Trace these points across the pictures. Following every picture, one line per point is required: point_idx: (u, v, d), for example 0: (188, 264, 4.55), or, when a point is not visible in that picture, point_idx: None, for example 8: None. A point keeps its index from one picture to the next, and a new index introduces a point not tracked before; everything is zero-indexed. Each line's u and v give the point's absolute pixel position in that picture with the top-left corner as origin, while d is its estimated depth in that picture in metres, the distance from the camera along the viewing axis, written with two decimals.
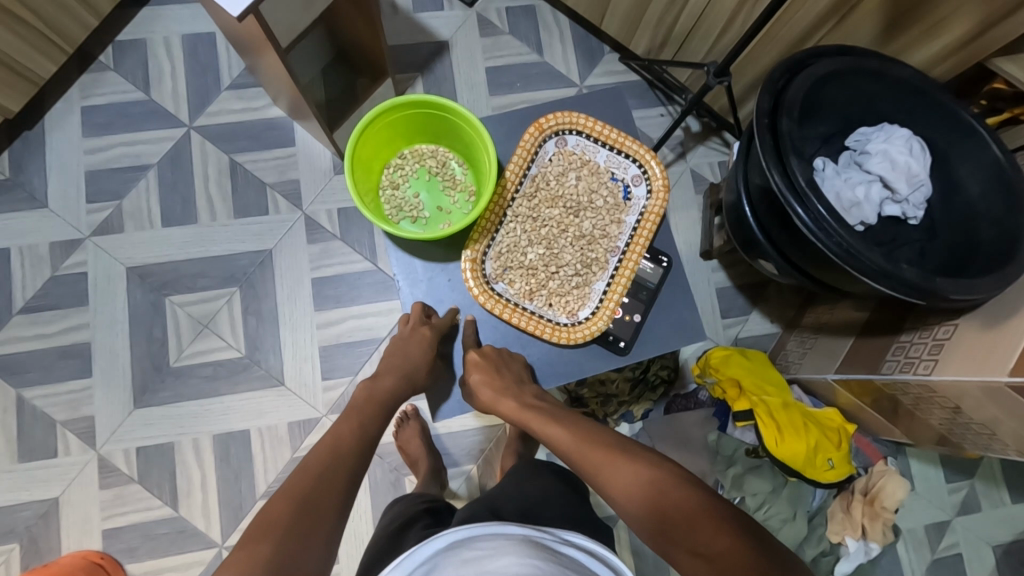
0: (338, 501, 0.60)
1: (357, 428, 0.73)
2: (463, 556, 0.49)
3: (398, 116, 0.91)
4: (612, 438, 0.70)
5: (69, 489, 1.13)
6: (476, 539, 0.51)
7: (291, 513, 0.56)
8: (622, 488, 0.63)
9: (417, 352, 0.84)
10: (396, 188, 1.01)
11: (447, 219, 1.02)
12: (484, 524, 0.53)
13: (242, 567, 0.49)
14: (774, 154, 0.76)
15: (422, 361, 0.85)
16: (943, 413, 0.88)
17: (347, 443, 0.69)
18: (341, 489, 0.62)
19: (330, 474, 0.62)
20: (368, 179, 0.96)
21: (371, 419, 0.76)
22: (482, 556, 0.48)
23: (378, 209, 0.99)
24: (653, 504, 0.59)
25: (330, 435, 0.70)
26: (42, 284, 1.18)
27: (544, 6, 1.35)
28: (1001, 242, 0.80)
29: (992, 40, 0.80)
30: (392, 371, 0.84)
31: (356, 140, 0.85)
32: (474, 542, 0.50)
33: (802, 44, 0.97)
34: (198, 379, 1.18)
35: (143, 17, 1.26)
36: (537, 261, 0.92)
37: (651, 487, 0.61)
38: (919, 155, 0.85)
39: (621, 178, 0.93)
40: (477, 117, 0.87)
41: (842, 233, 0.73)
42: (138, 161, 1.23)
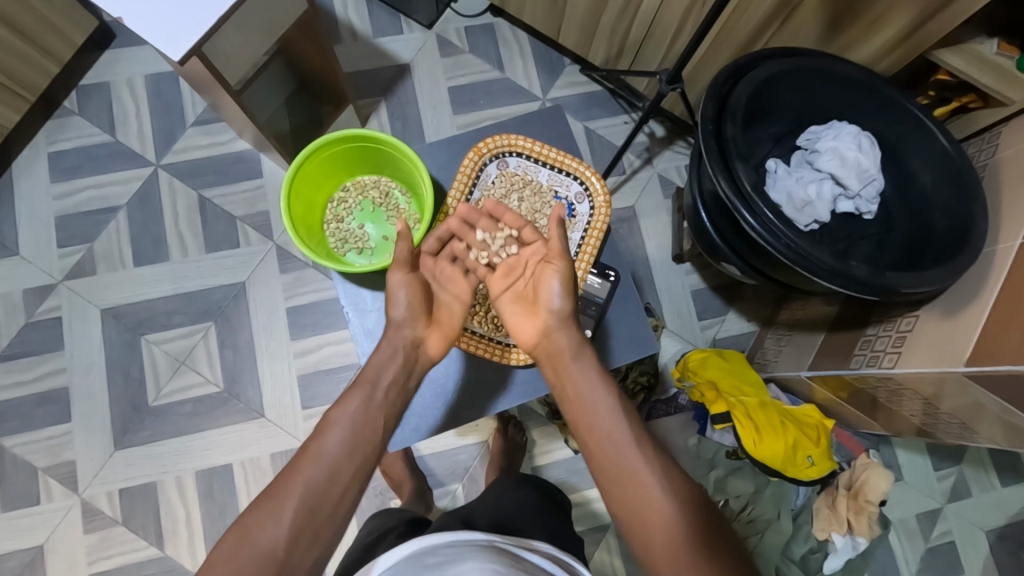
0: (290, 549, 0.53)
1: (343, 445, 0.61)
2: (424, 560, 0.48)
3: (334, 151, 0.93)
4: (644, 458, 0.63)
5: (53, 536, 1.12)
6: (436, 545, 0.49)
7: (234, 554, 0.51)
8: (648, 518, 0.59)
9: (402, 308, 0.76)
10: (340, 221, 1.02)
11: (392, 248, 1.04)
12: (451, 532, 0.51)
13: None
14: (720, 160, 0.77)
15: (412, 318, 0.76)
16: (914, 404, 0.88)
17: (323, 448, 0.60)
18: (297, 535, 0.54)
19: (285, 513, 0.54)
20: (309, 215, 0.97)
21: (367, 427, 0.64)
22: (445, 558, 0.48)
23: (322, 243, 1.00)
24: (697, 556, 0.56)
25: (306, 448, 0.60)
26: (17, 331, 1.19)
27: (502, 23, 1.37)
28: (954, 231, 0.80)
29: (929, 33, 0.81)
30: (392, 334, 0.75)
31: (290, 180, 0.87)
32: (434, 549, 0.49)
33: (751, 47, 0.98)
34: (178, 416, 1.18)
35: (105, 61, 1.28)
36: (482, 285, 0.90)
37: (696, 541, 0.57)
38: (868, 150, 0.87)
39: (564, 196, 0.93)
40: (410, 148, 0.88)
41: (790, 234, 0.74)
42: (107, 202, 1.24)
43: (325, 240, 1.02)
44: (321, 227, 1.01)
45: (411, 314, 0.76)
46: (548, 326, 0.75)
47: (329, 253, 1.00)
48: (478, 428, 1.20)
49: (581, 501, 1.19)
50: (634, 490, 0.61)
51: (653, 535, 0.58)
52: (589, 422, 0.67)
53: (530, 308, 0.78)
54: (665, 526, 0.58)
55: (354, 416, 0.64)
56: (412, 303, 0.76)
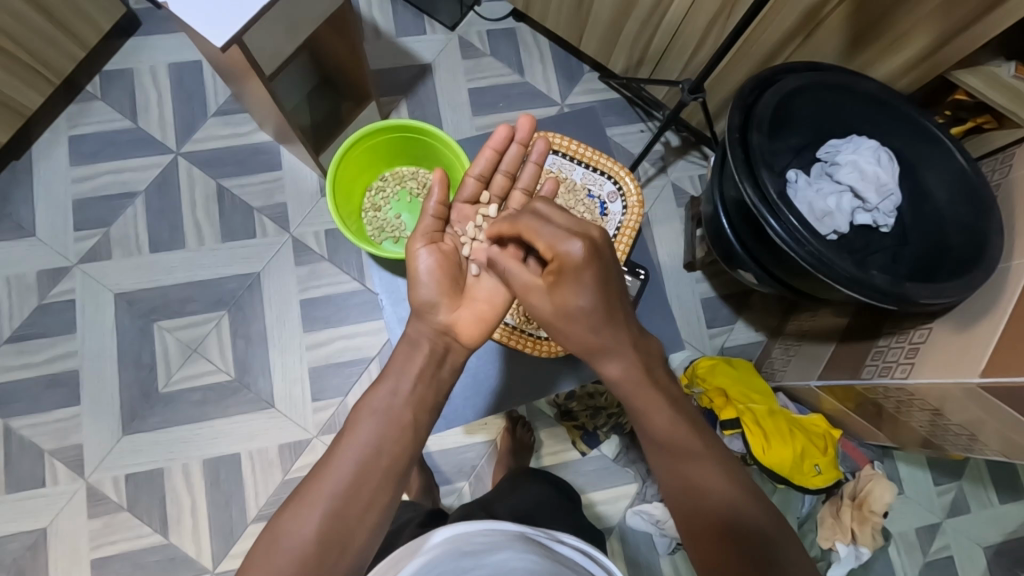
0: (318, 553, 0.54)
1: (372, 453, 0.61)
2: (461, 547, 0.47)
3: (377, 141, 0.96)
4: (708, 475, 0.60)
5: (57, 520, 1.11)
6: (474, 532, 0.48)
7: (265, 553, 0.54)
8: (717, 538, 0.56)
9: (433, 291, 0.76)
10: (378, 210, 1.03)
11: None
12: (487, 520, 0.48)
13: None
14: (746, 167, 0.79)
15: (440, 300, 0.76)
16: (923, 416, 0.89)
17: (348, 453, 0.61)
18: (327, 539, 0.55)
19: (318, 516, 0.56)
20: (349, 202, 0.99)
21: (395, 434, 0.64)
22: (483, 551, 0.47)
23: (360, 231, 1.01)
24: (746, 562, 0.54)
25: (336, 455, 0.61)
26: (29, 313, 1.18)
27: (524, 29, 1.39)
28: (970, 246, 0.82)
29: (948, 54, 0.83)
30: (426, 317, 0.75)
31: (336, 165, 0.89)
32: (471, 536, 0.47)
33: (772, 61, 1.00)
34: (187, 404, 1.17)
35: (129, 48, 1.29)
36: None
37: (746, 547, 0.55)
38: (887, 165, 0.89)
39: (597, 194, 0.95)
40: (453, 139, 0.92)
41: (814, 242, 0.75)
42: (125, 188, 1.24)
43: (362, 228, 1.03)
44: (359, 212, 1.03)
45: (438, 295, 0.76)
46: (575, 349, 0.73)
47: (367, 241, 1.01)
48: (487, 427, 1.21)
49: (588, 503, 1.19)
50: (703, 506, 0.58)
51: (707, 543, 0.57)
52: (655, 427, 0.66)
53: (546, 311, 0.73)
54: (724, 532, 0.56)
55: (383, 424, 0.64)
56: (436, 282, 0.77)
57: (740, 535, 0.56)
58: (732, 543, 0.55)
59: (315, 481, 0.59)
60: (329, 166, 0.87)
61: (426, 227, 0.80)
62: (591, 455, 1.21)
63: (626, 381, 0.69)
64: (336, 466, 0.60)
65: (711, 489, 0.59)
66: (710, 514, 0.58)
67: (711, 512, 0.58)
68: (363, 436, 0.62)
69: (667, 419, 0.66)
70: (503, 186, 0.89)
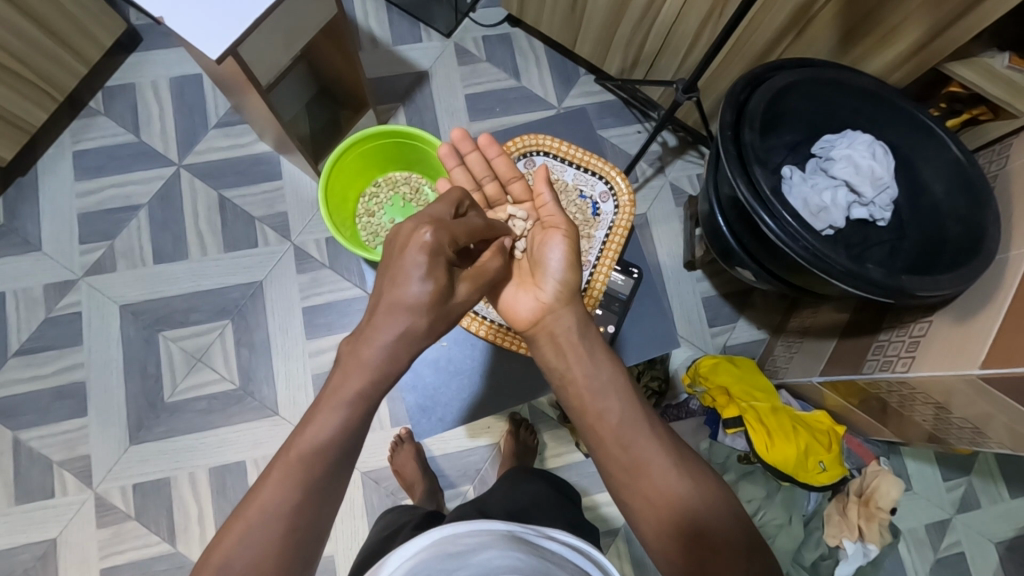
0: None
1: (323, 475, 0.51)
2: (447, 550, 0.46)
3: (367, 147, 0.97)
4: (644, 438, 0.62)
5: (66, 530, 1.13)
6: (460, 534, 0.47)
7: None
8: (662, 515, 0.58)
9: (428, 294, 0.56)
10: (372, 216, 1.05)
11: None
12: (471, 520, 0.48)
13: None
14: (739, 165, 0.79)
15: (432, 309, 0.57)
16: (927, 410, 0.89)
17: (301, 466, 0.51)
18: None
19: (251, 557, 0.47)
20: (344, 208, 1.00)
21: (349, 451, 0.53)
22: (468, 552, 0.46)
23: (355, 236, 1.03)
24: (673, 514, 0.58)
25: (285, 468, 0.51)
26: (36, 325, 1.20)
27: (519, 34, 1.40)
28: (968, 238, 0.82)
29: (941, 46, 0.83)
30: (381, 315, 0.56)
31: (328, 173, 0.90)
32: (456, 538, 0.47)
33: (765, 58, 1.01)
34: (193, 413, 1.18)
35: (131, 63, 1.31)
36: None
37: (673, 501, 0.58)
38: (882, 159, 0.88)
39: (588, 195, 0.96)
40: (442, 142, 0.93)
41: (808, 237, 0.76)
42: (129, 201, 1.26)
43: (356, 233, 1.04)
44: (353, 219, 1.04)
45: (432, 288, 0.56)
46: (553, 304, 0.72)
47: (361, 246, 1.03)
48: (490, 430, 1.21)
49: (593, 504, 1.19)
50: (647, 483, 0.60)
51: (640, 501, 0.60)
52: (594, 396, 0.65)
53: (525, 282, 0.76)
54: (657, 492, 0.59)
55: (336, 445, 0.52)
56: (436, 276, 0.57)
57: (684, 513, 0.58)
58: (673, 521, 0.58)
59: (244, 515, 0.49)
60: (322, 171, 0.88)
61: (445, 221, 0.61)
62: None
63: (567, 337, 0.69)
64: (294, 481, 0.50)
65: (648, 457, 0.61)
66: (650, 493, 0.59)
67: (652, 494, 0.59)
68: (307, 459, 0.51)
69: (613, 395, 0.65)
70: (482, 171, 0.87)
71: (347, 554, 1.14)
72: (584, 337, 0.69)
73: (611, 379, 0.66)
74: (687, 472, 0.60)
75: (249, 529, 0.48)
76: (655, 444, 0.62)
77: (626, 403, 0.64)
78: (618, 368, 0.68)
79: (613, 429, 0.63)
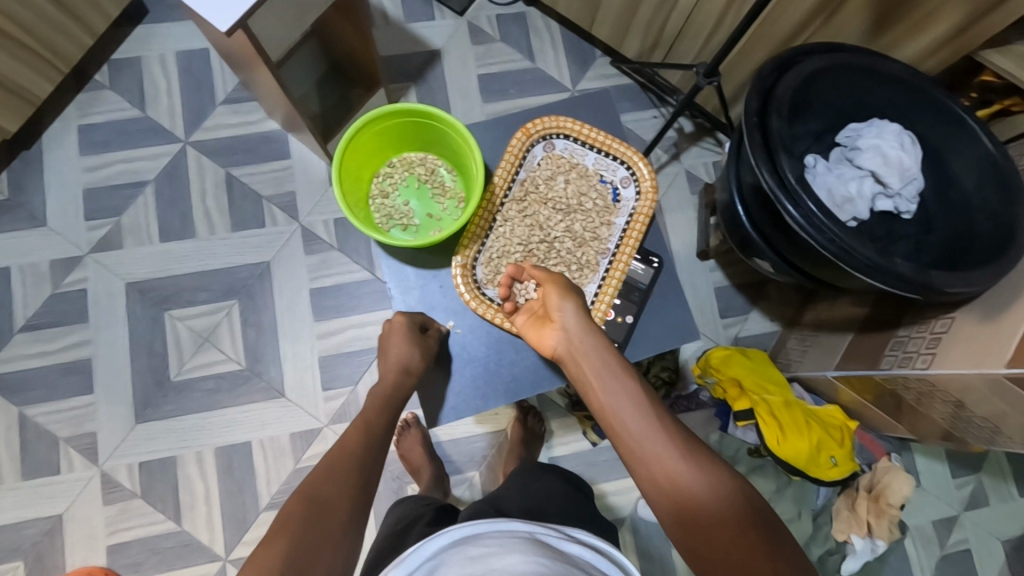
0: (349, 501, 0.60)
1: (363, 433, 0.71)
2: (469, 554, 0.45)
3: (384, 125, 0.94)
4: (650, 431, 0.62)
5: (73, 506, 1.13)
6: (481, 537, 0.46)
7: (302, 513, 0.56)
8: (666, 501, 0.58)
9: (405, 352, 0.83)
10: (386, 197, 1.03)
11: (436, 226, 1.05)
12: (491, 521, 0.48)
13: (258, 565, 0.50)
14: (764, 153, 0.77)
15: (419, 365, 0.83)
16: (945, 408, 0.87)
17: (353, 442, 0.69)
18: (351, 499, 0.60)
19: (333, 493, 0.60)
20: (357, 188, 0.98)
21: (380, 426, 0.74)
22: (490, 556, 0.44)
23: (368, 217, 1.01)
24: (685, 507, 0.57)
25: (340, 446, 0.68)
26: (43, 301, 1.19)
27: (535, 13, 1.36)
28: (997, 233, 0.80)
29: (977, 33, 0.80)
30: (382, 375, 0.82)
31: (343, 152, 0.88)
32: (478, 538, 0.46)
33: (792, 42, 0.97)
34: (199, 393, 1.18)
35: (138, 36, 1.28)
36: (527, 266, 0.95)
37: (683, 491, 0.57)
38: (911, 150, 0.86)
39: (609, 180, 0.94)
40: (462, 123, 0.89)
41: (835, 229, 0.73)
42: (136, 177, 1.24)
43: (370, 215, 1.03)
44: (367, 200, 1.03)
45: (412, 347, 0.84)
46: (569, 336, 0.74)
47: (374, 227, 1.01)
48: (497, 417, 1.20)
49: (599, 494, 1.18)
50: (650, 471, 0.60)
51: (655, 495, 0.59)
52: (606, 399, 0.67)
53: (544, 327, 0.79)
54: (668, 485, 0.58)
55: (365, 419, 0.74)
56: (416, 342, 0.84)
57: (688, 502, 0.57)
58: (680, 510, 0.57)
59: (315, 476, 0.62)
60: (337, 150, 0.86)
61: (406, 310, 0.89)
62: (602, 445, 1.20)
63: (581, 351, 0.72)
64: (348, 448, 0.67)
65: (655, 452, 0.60)
66: (659, 481, 0.59)
67: (660, 484, 0.59)
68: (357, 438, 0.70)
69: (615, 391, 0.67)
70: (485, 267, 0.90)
71: None
72: (594, 348, 0.71)
73: (620, 379, 0.68)
74: (692, 458, 0.59)
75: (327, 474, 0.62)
76: (658, 433, 0.61)
77: (634, 397, 0.65)
78: (629, 368, 0.69)
79: (618, 424, 0.64)
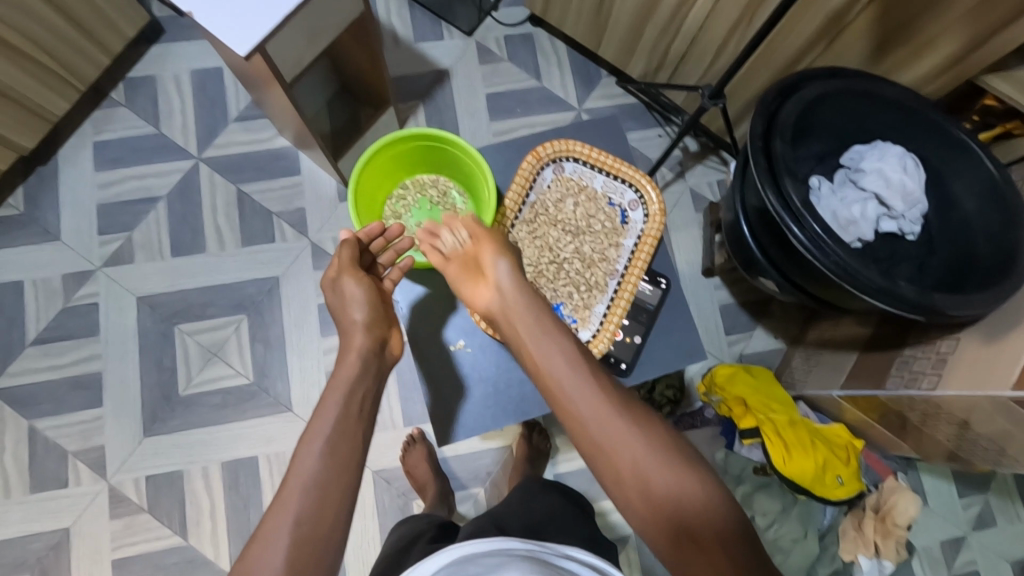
0: (340, 455, 0.59)
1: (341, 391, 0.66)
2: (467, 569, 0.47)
3: (397, 149, 0.96)
4: (589, 391, 0.61)
5: (80, 520, 1.13)
6: (479, 554, 0.48)
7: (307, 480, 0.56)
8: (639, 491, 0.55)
9: (360, 311, 0.77)
10: (398, 219, 1.03)
11: None
12: (486, 540, 0.49)
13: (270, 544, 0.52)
14: (769, 176, 0.78)
15: (376, 321, 0.78)
16: (951, 429, 0.87)
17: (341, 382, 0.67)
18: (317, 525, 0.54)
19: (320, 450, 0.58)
20: (370, 209, 0.99)
21: (347, 438, 0.61)
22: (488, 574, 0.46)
23: None
24: (649, 495, 0.54)
25: (326, 394, 0.66)
26: (54, 316, 1.20)
27: (541, 34, 1.39)
28: (1000, 255, 0.80)
29: (977, 60, 0.82)
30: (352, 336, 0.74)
31: (357, 175, 0.90)
32: (478, 556, 0.47)
33: (794, 65, 0.99)
34: (207, 407, 1.19)
35: (153, 55, 1.31)
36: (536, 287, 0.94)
37: (640, 469, 0.55)
38: (914, 173, 0.87)
39: (617, 203, 0.95)
40: (474, 147, 0.91)
41: (839, 251, 0.74)
42: (148, 194, 1.26)
43: None
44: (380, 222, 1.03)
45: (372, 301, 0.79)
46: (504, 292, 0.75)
47: None
48: (503, 433, 1.20)
49: (605, 511, 1.18)
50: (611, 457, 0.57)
51: (615, 472, 0.56)
52: (549, 366, 0.65)
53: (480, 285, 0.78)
54: (624, 462, 0.56)
55: (328, 426, 0.61)
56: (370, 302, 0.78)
57: (646, 483, 0.55)
58: (642, 494, 0.55)
59: (310, 431, 0.61)
60: (351, 176, 0.87)
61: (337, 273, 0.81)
62: None
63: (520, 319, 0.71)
64: (339, 392, 0.65)
65: (602, 425, 0.58)
66: (615, 465, 0.56)
67: (614, 461, 0.57)
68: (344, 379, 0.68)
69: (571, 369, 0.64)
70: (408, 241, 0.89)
71: (356, 552, 1.14)
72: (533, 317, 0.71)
73: (564, 351, 0.66)
74: (637, 426, 0.58)
75: (278, 522, 0.53)
76: (603, 401, 0.60)
77: (569, 357, 0.65)
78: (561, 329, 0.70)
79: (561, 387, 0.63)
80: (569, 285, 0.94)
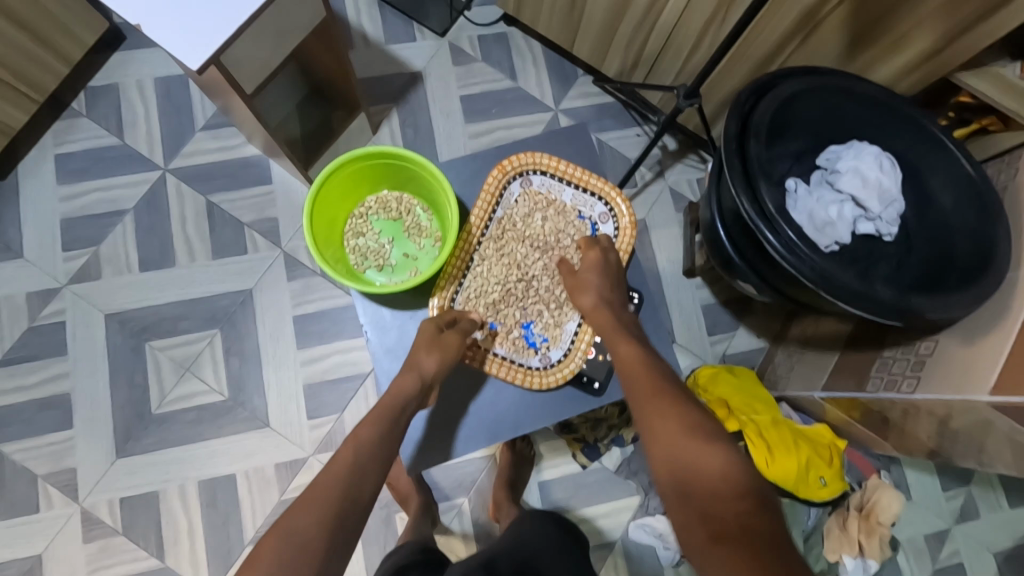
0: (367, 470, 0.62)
1: (378, 418, 0.69)
2: None
3: (355, 168, 0.93)
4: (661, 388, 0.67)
5: (53, 545, 1.10)
6: None
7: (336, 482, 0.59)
8: (674, 457, 0.58)
9: (433, 358, 0.78)
10: (362, 238, 1.02)
11: (413, 266, 1.04)
12: None
13: (290, 528, 0.54)
14: (743, 179, 0.76)
15: (442, 371, 0.78)
16: (931, 426, 0.86)
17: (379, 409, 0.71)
18: (335, 520, 0.56)
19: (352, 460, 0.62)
20: (330, 230, 0.97)
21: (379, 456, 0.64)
22: None
23: (343, 260, 1.00)
24: (686, 475, 0.56)
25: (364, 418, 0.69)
26: (19, 335, 1.17)
27: (516, 33, 1.36)
28: (978, 254, 0.80)
29: (951, 56, 0.81)
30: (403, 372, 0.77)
31: (313, 196, 0.87)
32: None
33: (770, 63, 0.98)
34: (182, 424, 1.16)
35: (115, 62, 1.26)
36: (504, 307, 0.92)
37: (679, 450, 0.58)
38: (890, 172, 0.86)
39: (588, 216, 0.93)
40: (436, 166, 0.89)
41: (814, 257, 0.73)
42: (114, 206, 1.23)
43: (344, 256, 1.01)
44: (341, 241, 1.01)
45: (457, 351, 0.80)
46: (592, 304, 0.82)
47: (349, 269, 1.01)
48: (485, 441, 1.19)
49: (589, 517, 1.17)
50: (662, 427, 0.62)
51: (661, 456, 0.59)
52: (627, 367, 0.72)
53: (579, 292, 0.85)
54: (670, 447, 0.59)
55: (368, 441, 0.65)
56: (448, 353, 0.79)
57: (683, 464, 0.57)
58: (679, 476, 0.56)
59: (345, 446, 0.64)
60: (307, 198, 0.85)
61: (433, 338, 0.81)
62: (592, 467, 1.19)
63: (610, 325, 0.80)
64: (377, 418, 0.69)
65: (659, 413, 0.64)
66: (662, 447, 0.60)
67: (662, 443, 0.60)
68: (385, 406, 0.71)
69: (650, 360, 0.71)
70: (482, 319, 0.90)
71: None
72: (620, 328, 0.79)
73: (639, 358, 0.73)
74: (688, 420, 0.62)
75: (299, 511, 0.55)
76: (664, 397, 0.65)
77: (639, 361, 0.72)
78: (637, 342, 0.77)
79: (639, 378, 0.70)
80: (538, 304, 0.93)
